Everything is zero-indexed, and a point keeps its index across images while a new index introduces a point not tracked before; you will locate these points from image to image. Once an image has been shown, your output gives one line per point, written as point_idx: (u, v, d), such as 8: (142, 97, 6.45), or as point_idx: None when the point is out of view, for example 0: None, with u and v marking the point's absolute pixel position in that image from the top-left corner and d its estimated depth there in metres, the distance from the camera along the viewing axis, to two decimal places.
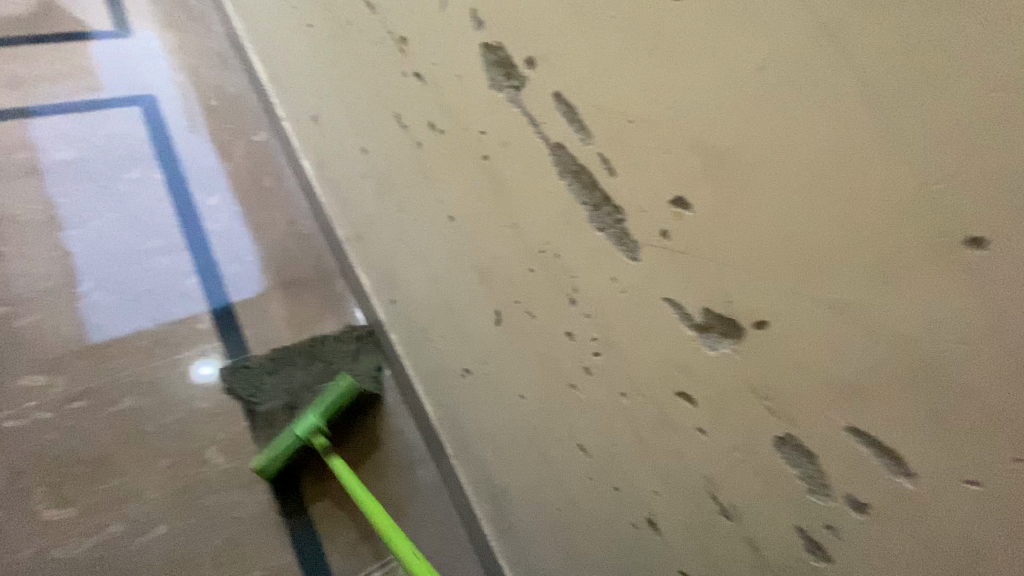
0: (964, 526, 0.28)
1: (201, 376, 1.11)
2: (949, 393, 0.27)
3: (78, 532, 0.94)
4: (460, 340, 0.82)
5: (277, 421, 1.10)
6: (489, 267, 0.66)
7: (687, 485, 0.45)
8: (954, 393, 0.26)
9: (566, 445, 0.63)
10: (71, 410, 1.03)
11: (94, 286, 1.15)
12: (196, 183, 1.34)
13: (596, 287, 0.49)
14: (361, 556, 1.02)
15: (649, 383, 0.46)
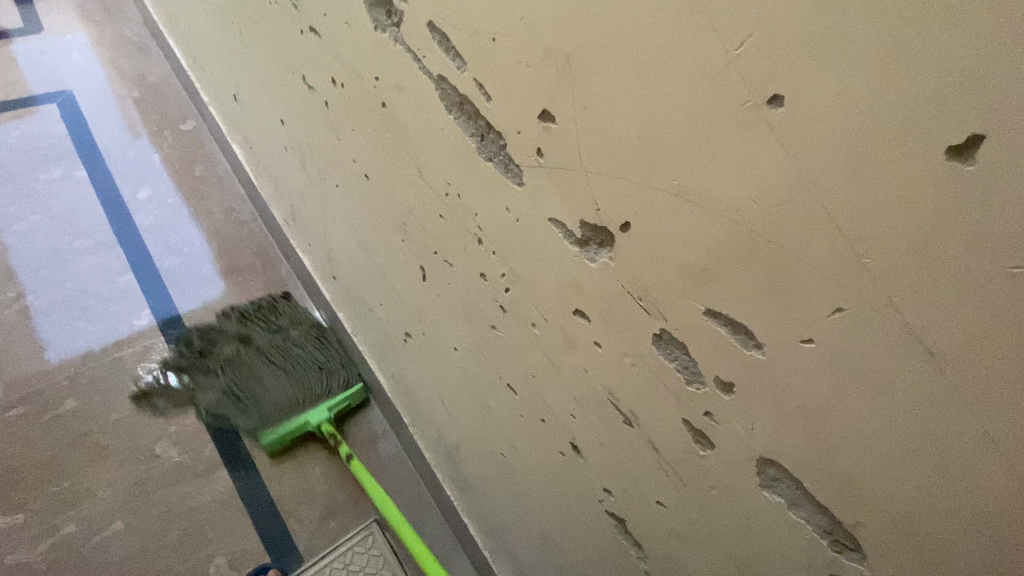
0: (809, 384, 0.30)
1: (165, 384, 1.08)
2: (778, 256, 0.28)
3: (29, 537, 0.91)
4: (396, 303, 0.82)
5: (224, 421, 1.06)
6: (406, 220, 0.65)
7: (596, 402, 0.47)
8: (782, 255, 0.28)
9: (497, 388, 0.64)
10: (13, 416, 1.00)
11: (24, 291, 1.11)
12: (125, 177, 1.29)
13: (495, 220, 0.49)
14: (327, 530, 1.03)
15: (552, 308, 0.47)
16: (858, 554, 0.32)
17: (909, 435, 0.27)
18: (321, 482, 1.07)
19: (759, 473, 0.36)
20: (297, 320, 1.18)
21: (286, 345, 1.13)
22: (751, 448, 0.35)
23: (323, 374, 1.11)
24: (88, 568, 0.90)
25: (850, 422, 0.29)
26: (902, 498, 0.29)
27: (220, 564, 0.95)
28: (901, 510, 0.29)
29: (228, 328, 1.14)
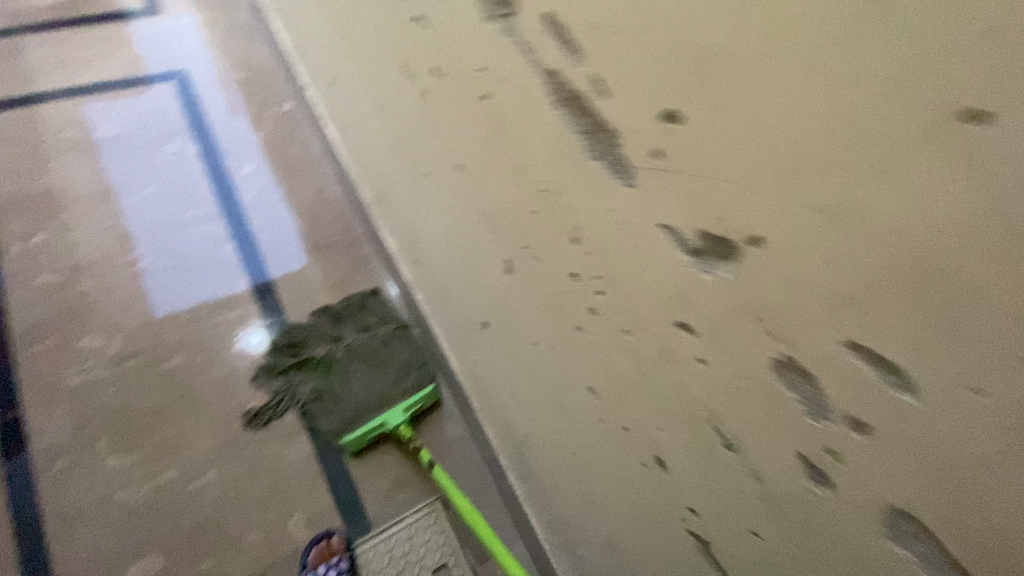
0: (969, 440, 0.26)
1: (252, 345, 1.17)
2: (950, 294, 0.24)
3: (138, 477, 1.01)
4: (477, 293, 0.83)
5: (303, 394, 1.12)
6: (496, 213, 0.65)
7: (692, 419, 0.45)
8: (956, 294, 0.24)
9: (577, 390, 0.63)
10: (128, 367, 1.10)
11: (143, 255, 1.22)
12: (230, 154, 1.39)
13: (595, 221, 0.47)
14: (394, 502, 1.07)
15: (651, 318, 0.45)
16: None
17: None
18: (391, 456, 1.11)
19: (886, 526, 0.32)
20: (381, 321, 1.22)
21: (370, 345, 1.18)
22: (881, 497, 0.32)
23: (399, 376, 1.15)
24: (186, 511, 0.99)
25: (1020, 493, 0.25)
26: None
27: (298, 521, 1.02)
28: None
29: (322, 327, 1.20)
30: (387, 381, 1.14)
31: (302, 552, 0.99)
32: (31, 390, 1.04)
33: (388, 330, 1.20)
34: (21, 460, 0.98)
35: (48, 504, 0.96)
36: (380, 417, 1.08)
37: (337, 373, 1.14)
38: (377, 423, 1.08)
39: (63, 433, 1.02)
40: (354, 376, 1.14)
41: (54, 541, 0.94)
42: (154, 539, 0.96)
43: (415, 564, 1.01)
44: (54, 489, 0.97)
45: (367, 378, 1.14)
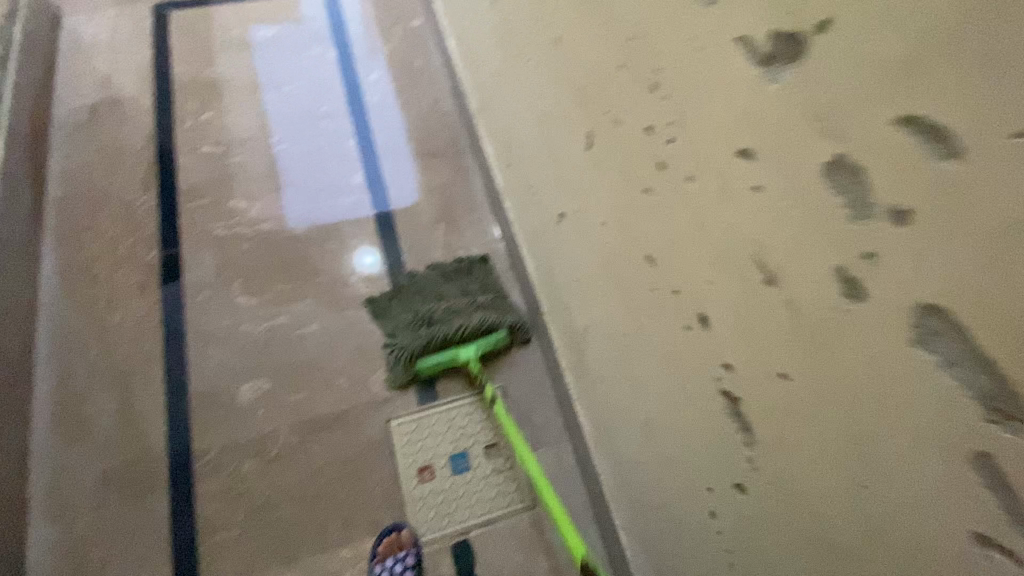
0: (995, 197, 0.26)
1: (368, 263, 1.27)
2: (991, 32, 0.24)
3: (260, 316, 1.19)
4: (561, 182, 0.85)
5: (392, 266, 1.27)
6: (587, 79, 0.66)
7: (737, 263, 0.46)
8: (998, 27, 0.24)
9: (635, 260, 0.65)
10: (262, 229, 1.28)
11: (283, 139, 1.39)
12: (361, 61, 1.52)
13: (675, 58, 0.48)
14: (460, 383, 1.17)
15: (713, 154, 0.45)
16: (984, 459, 0.30)
17: None
18: None
19: (912, 330, 0.32)
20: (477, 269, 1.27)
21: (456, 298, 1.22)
22: (911, 295, 0.32)
23: (472, 319, 1.16)
24: (292, 351, 1.17)
25: None
26: None
27: (377, 379, 1.16)
28: None
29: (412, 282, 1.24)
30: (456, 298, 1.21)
31: (373, 540, 1.03)
32: (188, 232, 1.26)
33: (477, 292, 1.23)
34: (176, 285, 1.20)
35: (191, 322, 1.18)
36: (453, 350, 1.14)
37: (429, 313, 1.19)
38: (448, 356, 1.14)
39: (208, 271, 1.22)
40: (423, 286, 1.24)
41: (192, 352, 1.15)
42: (266, 366, 1.15)
43: (470, 439, 1.13)
44: (197, 311, 1.18)
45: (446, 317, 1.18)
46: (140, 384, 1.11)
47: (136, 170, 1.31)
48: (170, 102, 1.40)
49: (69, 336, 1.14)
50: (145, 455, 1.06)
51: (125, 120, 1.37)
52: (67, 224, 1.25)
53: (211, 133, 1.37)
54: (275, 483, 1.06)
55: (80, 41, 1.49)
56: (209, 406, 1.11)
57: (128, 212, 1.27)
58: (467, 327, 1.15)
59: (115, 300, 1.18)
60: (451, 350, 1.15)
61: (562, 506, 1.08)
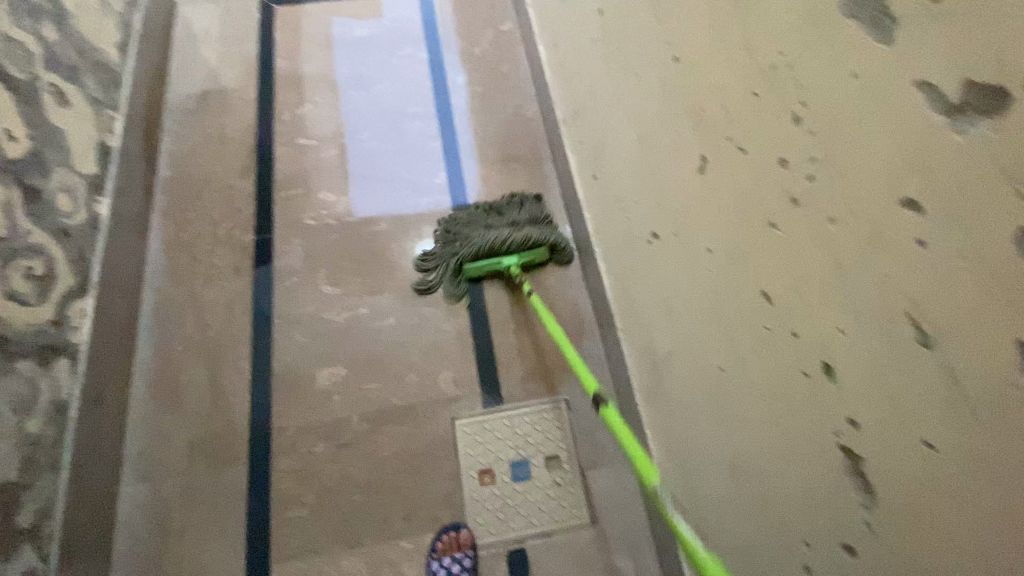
0: None
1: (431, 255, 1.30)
2: None
3: (340, 306, 1.24)
4: (658, 202, 0.84)
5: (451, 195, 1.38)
6: (708, 103, 0.64)
7: (883, 317, 0.44)
8: None
9: (744, 294, 0.62)
10: (347, 222, 1.33)
11: (372, 136, 1.44)
12: (450, 62, 1.55)
13: (829, 94, 0.45)
14: (526, 390, 1.18)
15: (868, 200, 0.43)
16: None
17: None
18: (533, 351, 1.22)
19: None
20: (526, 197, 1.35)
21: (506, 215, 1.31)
22: None
23: (517, 232, 1.25)
24: (367, 342, 1.21)
25: None
26: None
27: (445, 377, 1.18)
28: None
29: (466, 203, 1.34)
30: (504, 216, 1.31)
31: (432, 537, 1.05)
32: (279, 220, 1.32)
33: (524, 211, 1.31)
34: (265, 269, 1.27)
35: (277, 306, 1.24)
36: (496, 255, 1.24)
37: (479, 224, 1.29)
38: (492, 262, 1.24)
39: (295, 258, 1.28)
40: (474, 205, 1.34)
41: (276, 334, 1.21)
42: (343, 354, 1.20)
43: (533, 447, 1.13)
44: (283, 296, 1.24)
45: (494, 229, 1.27)
46: (227, 361, 1.18)
47: (236, 157, 1.39)
48: (271, 94, 1.48)
49: (168, 309, 1.23)
50: (227, 428, 1.12)
51: (229, 109, 1.46)
52: (173, 204, 1.34)
53: (306, 126, 1.44)
54: (344, 469, 1.10)
55: (194, 32, 1.59)
56: (288, 387, 1.16)
57: (227, 196, 1.35)
58: (511, 238, 1.24)
59: (211, 279, 1.26)
60: (495, 259, 1.25)
61: (622, 527, 1.06)
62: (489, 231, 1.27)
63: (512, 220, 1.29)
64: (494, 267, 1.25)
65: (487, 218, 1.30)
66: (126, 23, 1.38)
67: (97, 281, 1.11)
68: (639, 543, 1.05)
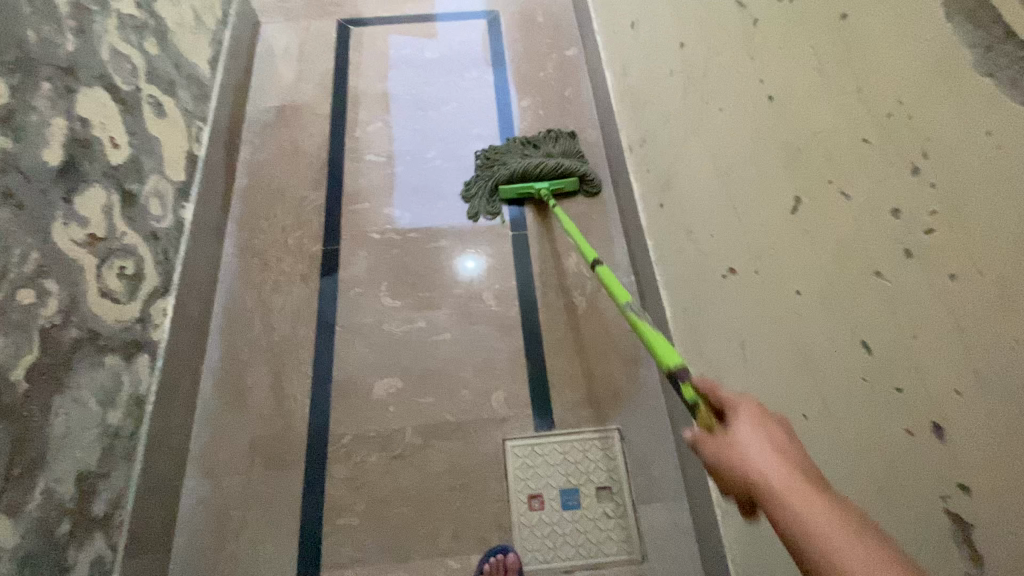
0: None
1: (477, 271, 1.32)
2: None
3: (399, 319, 1.27)
4: (738, 238, 0.83)
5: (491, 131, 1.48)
6: (805, 144, 0.64)
7: (1012, 384, 0.41)
8: None
9: (839, 341, 0.61)
10: (409, 236, 1.36)
11: (437, 154, 1.47)
12: (515, 86, 1.58)
13: (956, 148, 0.44)
14: (579, 415, 1.17)
15: (999, 263, 0.41)
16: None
17: None
18: (587, 376, 1.21)
19: None
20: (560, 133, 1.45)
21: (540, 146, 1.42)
22: None
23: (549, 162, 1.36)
24: (423, 356, 1.23)
25: None
26: None
27: (499, 397, 1.19)
28: None
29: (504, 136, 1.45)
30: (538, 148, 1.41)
31: (479, 559, 1.04)
32: (345, 232, 1.37)
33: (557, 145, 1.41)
34: (330, 278, 1.31)
35: (340, 315, 1.28)
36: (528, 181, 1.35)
37: (516, 154, 1.40)
38: (524, 186, 1.36)
39: (359, 270, 1.32)
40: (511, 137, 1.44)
41: (338, 343, 1.25)
42: (400, 366, 1.22)
43: (584, 474, 1.12)
44: (346, 305, 1.28)
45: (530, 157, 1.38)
46: (290, 365, 1.22)
47: (308, 169, 1.46)
48: (343, 110, 1.54)
49: (238, 311, 1.28)
50: (287, 431, 1.16)
51: (304, 123, 1.53)
52: (248, 211, 1.41)
53: (375, 142, 1.49)
54: (396, 481, 1.11)
55: (274, 49, 1.68)
56: (346, 395, 1.19)
57: (298, 206, 1.40)
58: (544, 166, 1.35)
59: (279, 285, 1.31)
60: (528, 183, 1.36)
61: (673, 566, 1.04)
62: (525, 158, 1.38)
63: (547, 152, 1.40)
64: (525, 191, 1.37)
65: (524, 150, 1.41)
66: (217, 40, 1.47)
67: (177, 282, 1.17)
68: None
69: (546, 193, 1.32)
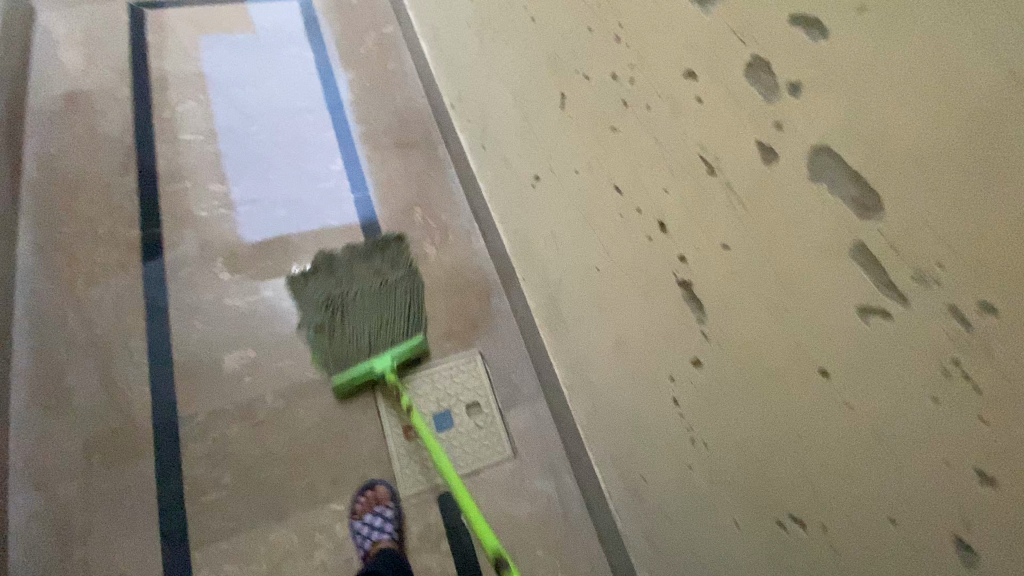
0: (854, 55, 0.39)
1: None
2: None
3: (243, 291, 1.23)
4: (535, 147, 0.98)
5: (313, 275, 1.26)
6: (559, 47, 0.80)
7: (687, 165, 0.59)
8: None
9: (605, 194, 0.77)
10: (243, 211, 1.33)
11: (263, 129, 1.45)
12: (337, 61, 1.61)
13: (635, 10, 0.61)
14: (441, 349, 1.26)
15: (666, 81, 0.59)
16: (859, 246, 0.43)
17: (929, 67, 0.35)
18: (444, 313, 1.30)
19: (809, 168, 0.45)
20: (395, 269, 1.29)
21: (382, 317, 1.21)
22: (807, 143, 0.45)
23: (385, 334, 1.18)
24: (276, 323, 1.21)
25: (881, 89, 0.38)
26: (908, 143, 0.37)
27: None
28: (902, 146, 0.38)
29: (328, 293, 1.22)
30: (375, 307, 1.21)
31: (351, 498, 1.07)
32: (168, 214, 1.29)
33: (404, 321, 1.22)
34: (157, 262, 1.23)
35: (173, 296, 1.20)
36: (367, 368, 1.12)
37: (348, 313, 1.20)
38: (363, 368, 1.12)
39: (190, 250, 1.25)
40: (335, 304, 1.21)
41: (176, 325, 1.17)
42: (251, 337, 1.19)
43: (452, 398, 1.20)
44: (179, 287, 1.21)
45: (367, 336, 1.17)
46: (121, 356, 1.12)
47: (113, 155, 1.34)
48: (148, 93, 1.44)
49: (46, 312, 1.14)
50: (127, 424, 1.06)
51: (102, 109, 1.40)
52: (42, 205, 1.25)
53: (190, 123, 1.42)
54: (263, 446, 1.09)
55: (50, 33, 1.50)
56: (193, 375, 1.13)
57: (105, 193, 1.29)
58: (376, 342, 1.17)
59: (94, 276, 1.19)
60: (367, 365, 1.13)
61: (540, 455, 1.17)
62: (358, 340, 1.17)
63: (369, 288, 1.24)
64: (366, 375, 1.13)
65: (339, 276, 1.25)
66: None
67: None
68: (556, 466, 1.16)
69: (392, 375, 1.11)
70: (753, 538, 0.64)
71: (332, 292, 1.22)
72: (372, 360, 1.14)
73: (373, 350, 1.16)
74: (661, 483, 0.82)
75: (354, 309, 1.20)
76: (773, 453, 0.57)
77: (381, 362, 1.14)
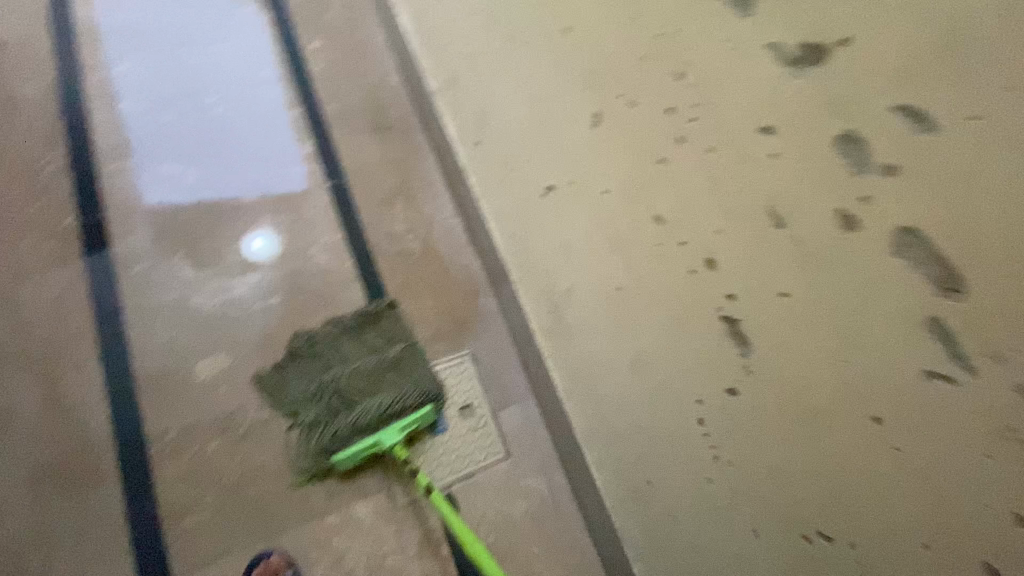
0: (956, 156, 0.42)
1: (252, 250, 1.17)
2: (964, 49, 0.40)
3: (211, 291, 1.11)
4: (553, 156, 0.96)
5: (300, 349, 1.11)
6: (599, 67, 0.78)
7: (749, 213, 0.62)
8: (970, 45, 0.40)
9: (642, 221, 0.78)
10: (203, 197, 1.18)
11: (220, 101, 1.28)
12: (301, 23, 1.42)
13: (707, 52, 0.61)
14: (432, 351, 1.23)
15: (736, 131, 0.60)
16: (935, 320, 0.47)
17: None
18: (433, 313, 1.26)
19: (894, 243, 0.49)
20: (393, 338, 1.15)
21: (383, 386, 1.09)
22: (894, 221, 0.48)
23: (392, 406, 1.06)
24: (252, 326, 1.11)
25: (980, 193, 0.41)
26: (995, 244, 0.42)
27: None
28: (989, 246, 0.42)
29: (320, 364, 1.10)
30: (373, 378, 1.09)
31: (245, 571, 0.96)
32: (111, 200, 1.13)
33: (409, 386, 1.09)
34: (103, 256, 1.08)
35: (128, 296, 1.07)
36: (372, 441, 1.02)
37: (344, 385, 1.07)
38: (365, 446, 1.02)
39: (144, 242, 1.11)
40: (328, 378, 1.07)
41: (135, 328, 1.05)
42: (225, 341, 1.08)
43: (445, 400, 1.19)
44: (133, 285, 1.08)
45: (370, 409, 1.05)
46: (72, 366, 1.01)
47: (36, 127, 1.15)
48: (75, 50, 1.23)
49: None
50: (87, 441, 0.97)
51: (20, 70, 1.20)
52: None
53: (130, 90, 1.23)
54: (248, 460, 1.02)
55: None
56: (162, 385, 1.02)
57: (31, 174, 1.12)
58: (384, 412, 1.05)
59: (30, 272, 1.05)
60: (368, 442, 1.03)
61: (533, 456, 1.19)
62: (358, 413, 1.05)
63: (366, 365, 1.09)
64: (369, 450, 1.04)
65: (327, 358, 1.11)
66: None
67: None
68: (548, 465, 1.19)
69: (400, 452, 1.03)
70: (773, 546, 0.71)
71: (323, 365, 1.10)
72: (376, 437, 1.04)
73: (376, 426, 1.05)
74: (670, 490, 0.89)
75: (348, 381, 1.07)
76: (810, 480, 0.64)
77: (386, 434, 1.04)
